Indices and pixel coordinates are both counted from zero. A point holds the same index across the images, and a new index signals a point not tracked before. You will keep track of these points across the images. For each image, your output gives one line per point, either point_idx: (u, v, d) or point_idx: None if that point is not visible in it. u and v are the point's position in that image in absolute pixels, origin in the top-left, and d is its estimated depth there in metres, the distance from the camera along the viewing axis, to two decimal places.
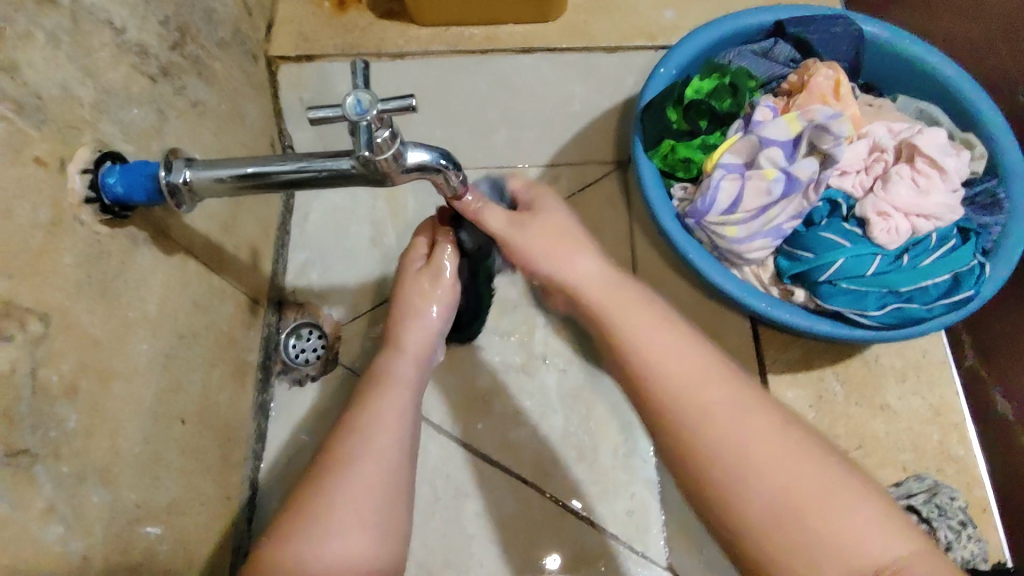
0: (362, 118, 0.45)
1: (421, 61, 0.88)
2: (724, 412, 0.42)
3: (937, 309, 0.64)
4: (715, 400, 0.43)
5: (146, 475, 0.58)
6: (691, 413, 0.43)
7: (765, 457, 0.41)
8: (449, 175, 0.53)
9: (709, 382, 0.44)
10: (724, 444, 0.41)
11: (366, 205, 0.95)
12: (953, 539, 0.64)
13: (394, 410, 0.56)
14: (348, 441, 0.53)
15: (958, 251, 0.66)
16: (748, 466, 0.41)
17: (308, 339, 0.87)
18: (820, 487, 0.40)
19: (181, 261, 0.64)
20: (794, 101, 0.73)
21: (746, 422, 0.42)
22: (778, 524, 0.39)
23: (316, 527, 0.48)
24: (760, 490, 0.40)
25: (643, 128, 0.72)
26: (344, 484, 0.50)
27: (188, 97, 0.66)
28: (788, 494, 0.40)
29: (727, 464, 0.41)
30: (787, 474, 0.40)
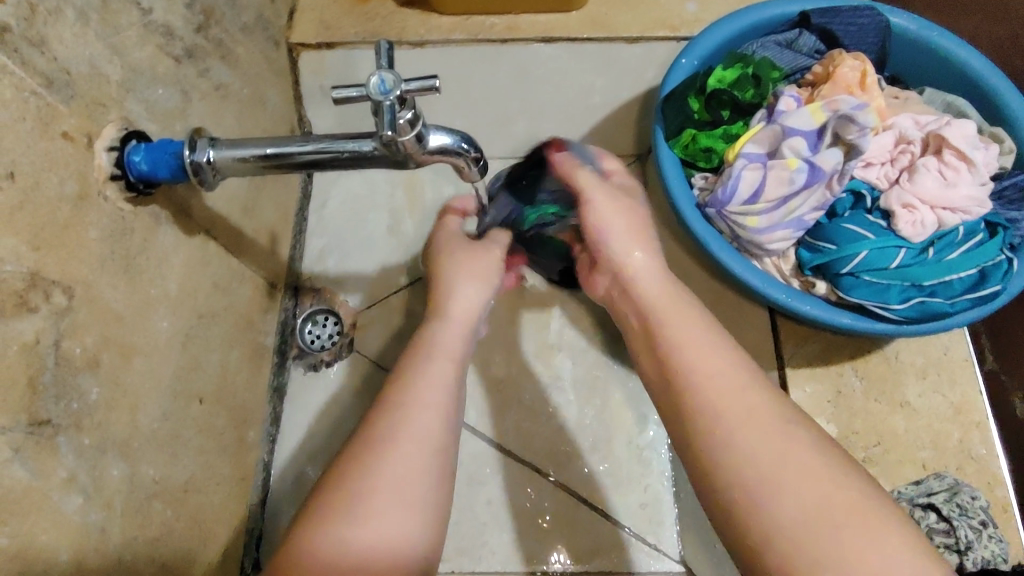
0: (386, 98, 0.45)
1: (438, 50, 0.88)
2: (761, 419, 0.43)
3: (961, 303, 0.62)
4: (754, 407, 0.44)
5: (164, 450, 0.58)
6: (734, 414, 0.43)
7: (802, 469, 0.40)
8: (470, 160, 0.54)
9: (747, 389, 0.45)
10: (762, 453, 0.41)
11: (384, 194, 0.97)
12: (973, 539, 0.62)
13: (435, 386, 0.52)
14: (387, 417, 0.49)
15: (984, 246, 0.64)
16: (780, 477, 0.40)
17: (323, 325, 0.89)
18: (849, 496, 0.39)
19: (201, 241, 0.65)
20: (819, 91, 0.72)
21: (787, 433, 0.42)
22: (802, 537, 0.38)
23: (361, 507, 0.44)
24: (794, 502, 0.39)
25: (665, 118, 0.71)
26: (395, 464, 0.46)
27: (211, 79, 0.67)
28: (821, 506, 0.39)
29: (764, 474, 0.41)
30: (824, 487, 0.40)
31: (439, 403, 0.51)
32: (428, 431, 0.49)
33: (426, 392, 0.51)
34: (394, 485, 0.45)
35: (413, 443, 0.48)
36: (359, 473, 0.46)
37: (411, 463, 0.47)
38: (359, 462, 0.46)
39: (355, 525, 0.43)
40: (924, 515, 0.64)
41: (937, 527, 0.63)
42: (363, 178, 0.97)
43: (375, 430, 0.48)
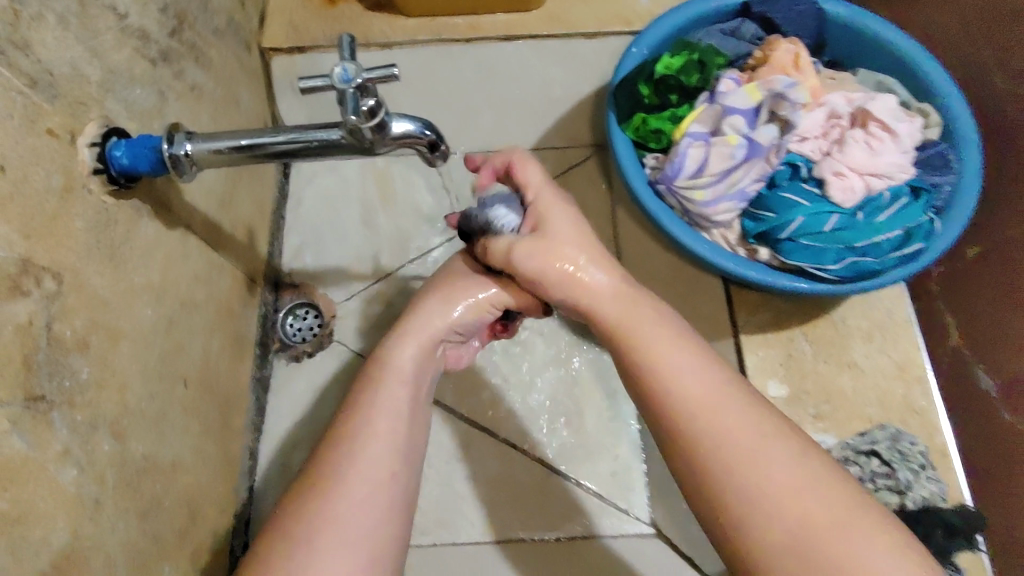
0: (348, 85, 0.49)
1: (406, 50, 0.94)
2: (753, 450, 0.46)
3: (888, 262, 0.67)
4: (745, 436, 0.47)
5: (152, 430, 0.62)
6: (722, 441, 0.47)
7: (789, 494, 0.45)
8: (434, 147, 0.57)
9: (734, 413, 0.48)
10: (749, 479, 0.46)
11: (357, 186, 1.02)
12: (912, 480, 0.66)
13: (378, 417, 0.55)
14: (331, 462, 0.52)
15: (910, 207, 0.69)
16: (768, 502, 0.45)
17: (304, 318, 0.94)
18: (830, 517, 0.44)
19: (182, 234, 0.68)
20: (756, 73, 0.76)
21: (776, 460, 0.46)
22: (790, 557, 0.44)
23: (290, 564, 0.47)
24: (783, 529, 0.44)
25: (616, 103, 0.75)
26: (341, 520, 0.49)
27: (185, 80, 0.71)
28: (807, 529, 0.44)
29: (754, 500, 0.45)
30: (810, 512, 0.44)
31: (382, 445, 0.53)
32: (368, 475, 0.52)
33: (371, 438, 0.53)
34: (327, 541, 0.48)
35: (352, 490, 0.51)
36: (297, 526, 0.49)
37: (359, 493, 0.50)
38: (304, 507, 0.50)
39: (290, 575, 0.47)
40: (867, 460, 0.68)
41: (880, 471, 0.67)
42: (337, 174, 1.02)
43: (332, 456, 0.52)
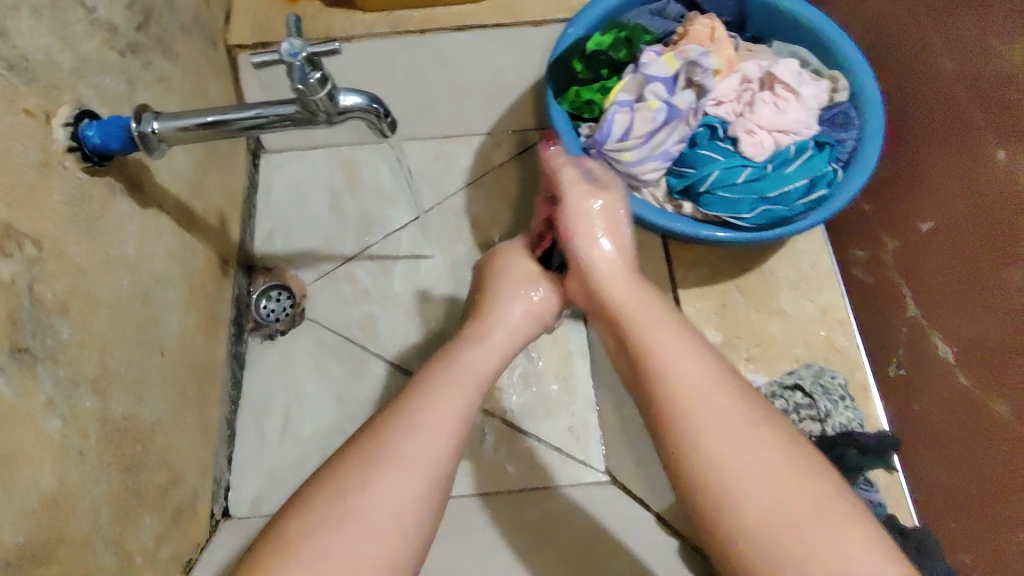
0: (295, 59, 0.54)
1: (365, 43, 0.97)
2: (734, 433, 0.47)
3: (797, 208, 0.73)
4: (724, 419, 0.47)
5: (132, 392, 0.67)
6: (700, 425, 0.47)
7: (769, 477, 0.45)
8: (381, 120, 0.63)
9: (717, 396, 0.49)
10: (729, 458, 0.46)
11: (325, 176, 1.08)
12: (831, 410, 0.73)
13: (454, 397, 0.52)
14: (404, 433, 0.48)
15: (814, 159, 0.75)
16: (746, 484, 0.45)
17: (277, 300, 0.99)
18: (807, 502, 0.44)
19: (155, 214, 0.73)
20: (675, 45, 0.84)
21: (758, 443, 0.47)
22: (767, 538, 0.43)
23: (348, 522, 0.45)
24: (756, 509, 0.44)
25: (554, 77, 0.82)
26: (395, 488, 0.46)
27: (154, 72, 0.76)
28: (781, 509, 0.44)
29: (730, 482, 0.45)
30: (785, 494, 0.44)
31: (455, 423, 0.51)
32: (433, 451, 0.49)
33: (444, 408, 0.51)
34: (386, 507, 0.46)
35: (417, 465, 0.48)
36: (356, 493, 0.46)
37: (424, 454, 0.48)
38: (370, 465, 0.47)
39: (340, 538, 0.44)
40: (791, 394, 0.75)
41: (802, 403, 0.74)
42: (305, 163, 1.08)
43: (387, 421, 0.50)
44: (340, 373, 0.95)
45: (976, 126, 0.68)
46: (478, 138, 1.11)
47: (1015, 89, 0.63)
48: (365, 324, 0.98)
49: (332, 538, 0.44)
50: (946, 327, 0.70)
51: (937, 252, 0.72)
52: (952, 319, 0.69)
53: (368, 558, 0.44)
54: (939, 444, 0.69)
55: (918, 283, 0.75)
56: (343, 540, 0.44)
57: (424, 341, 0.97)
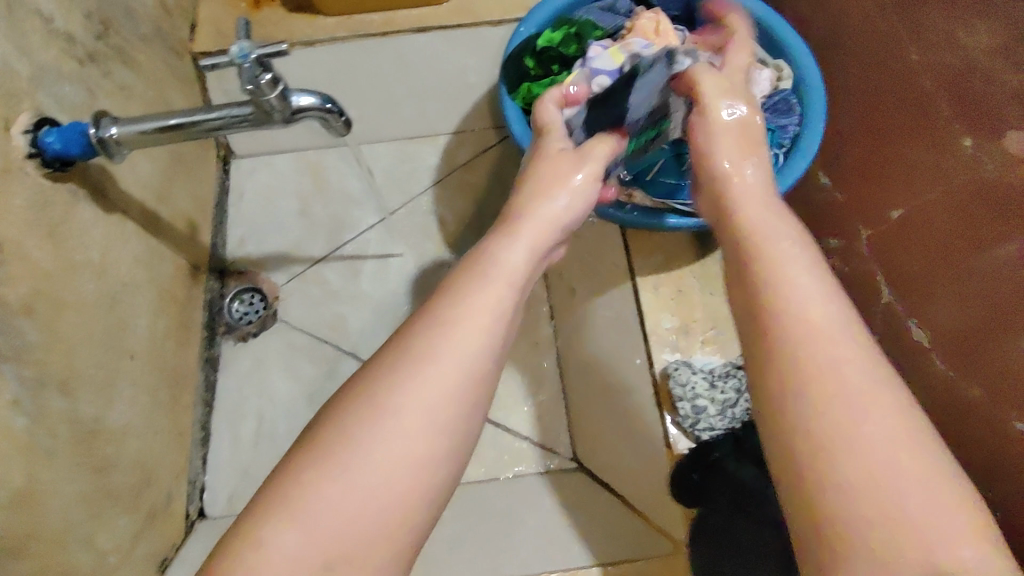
0: (244, 62, 0.56)
1: (329, 47, 0.98)
2: (859, 381, 0.40)
3: None
4: (847, 361, 0.41)
5: (102, 393, 0.68)
6: (820, 359, 0.41)
7: (885, 434, 0.38)
8: (334, 119, 0.65)
9: (840, 335, 0.42)
10: (842, 400, 0.39)
11: (294, 183, 1.09)
12: None
13: (483, 299, 0.46)
14: (428, 333, 0.44)
15: None
16: (858, 434, 0.38)
17: (249, 302, 1.01)
18: (917, 471, 0.37)
19: (119, 219, 0.75)
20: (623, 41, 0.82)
21: (877, 395, 0.40)
22: (867, 499, 0.37)
23: (368, 428, 0.40)
24: (860, 464, 0.38)
25: (506, 74, 0.85)
26: (418, 394, 0.41)
27: (114, 81, 0.78)
28: (888, 470, 0.37)
29: (846, 428, 0.39)
30: (893, 456, 0.38)
31: (488, 323, 0.45)
32: (459, 356, 0.43)
33: (472, 310, 0.45)
34: (409, 415, 0.41)
35: (442, 366, 0.42)
36: (372, 402, 0.41)
37: (447, 369, 0.42)
38: (392, 370, 0.42)
39: (361, 449, 0.40)
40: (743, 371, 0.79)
41: None
42: (273, 168, 1.10)
43: (406, 340, 0.44)
44: (311, 372, 0.97)
45: (942, 116, 0.71)
46: (444, 138, 1.13)
47: (978, 79, 0.66)
48: (336, 323, 1.01)
49: (359, 444, 0.40)
50: (928, 314, 0.76)
51: (916, 240, 0.77)
52: (931, 306, 0.76)
53: (382, 485, 0.39)
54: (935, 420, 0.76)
55: (891, 266, 0.82)
56: (358, 463, 0.39)
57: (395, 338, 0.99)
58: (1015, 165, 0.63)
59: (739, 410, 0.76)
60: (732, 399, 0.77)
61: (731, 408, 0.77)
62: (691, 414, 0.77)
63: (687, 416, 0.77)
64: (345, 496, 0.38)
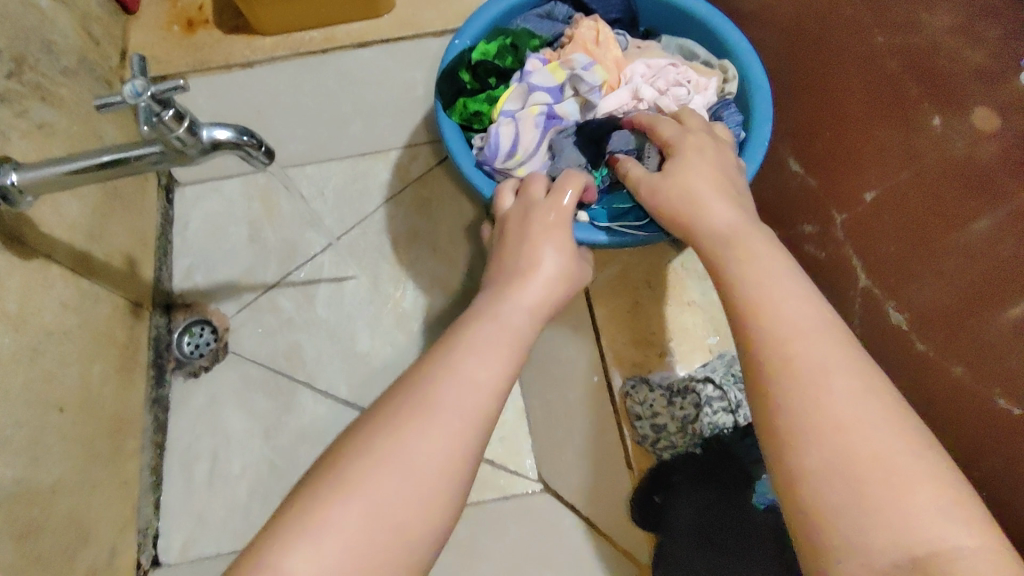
0: (138, 100, 0.53)
1: (269, 68, 0.99)
2: (828, 373, 0.42)
3: None
4: (813, 357, 0.42)
5: (23, 455, 0.65)
6: (786, 356, 0.43)
7: (854, 420, 0.39)
8: (253, 150, 0.61)
9: (811, 335, 0.44)
10: (807, 389, 0.41)
11: (242, 209, 1.04)
12: (742, 400, 0.72)
13: (481, 354, 0.47)
14: (419, 385, 0.45)
15: None
16: (825, 423, 0.40)
17: (200, 335, 0.97)
18: (885, 451, 0.38)
19: (42, 265, 0.72)
20: (563, 50, 0.83)
21: (850, 384, 0.41)
22: (839, 486, 0.38)
23: (359, 469, 0.40)
24: (827, 451, 0.39)
25: (441, 91, 0.81)
26: (408, 442, 0.41)
27: (31, 119, 0.74)
28: (852, 453, 0.39)
29: (820, 416, 0.40)
30: (862, 439, 0.39)
31: (485, 382, 0.46)
32: (454, 408, 0.43)
33: (466, 363, 0.46)
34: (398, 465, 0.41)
35: (438, 416, 0.43)
36: (366, 443, 0.42)
37: (455, 423, 0.43)
38: (390, 417, 0.43)
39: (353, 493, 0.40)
40: (702, 386, 0.73)
41: (714, 395, 0.72)
42: (220, 195, 1.05)
43: (425, 376, 0.45)
44: (266, 406, 0.93)
45: (910, 96, 0.66)
46: (395, 153, 1.06)
47: (943, 57, 0.62)
48: (288, 352, 0.96)
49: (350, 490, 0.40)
50: (906, 294, 0.69)
51: (889, 219, 0.70)
52: (911, 286, 0.69)
53: (383, 516, 0.39)
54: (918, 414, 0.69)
55: (867, 239, 0.74)
56: (380, 484, 0.40)
57: (349, 364, 0.96)
58: (984, 140, 0.59)
59: (697, 426, 0.72)
60: (691, 415, 0.72)
61: (690, 424, 0.72)
62: (651, 433, 0.73)
63: (648, 434, 0.73)
64: (361, 513, 0.39)
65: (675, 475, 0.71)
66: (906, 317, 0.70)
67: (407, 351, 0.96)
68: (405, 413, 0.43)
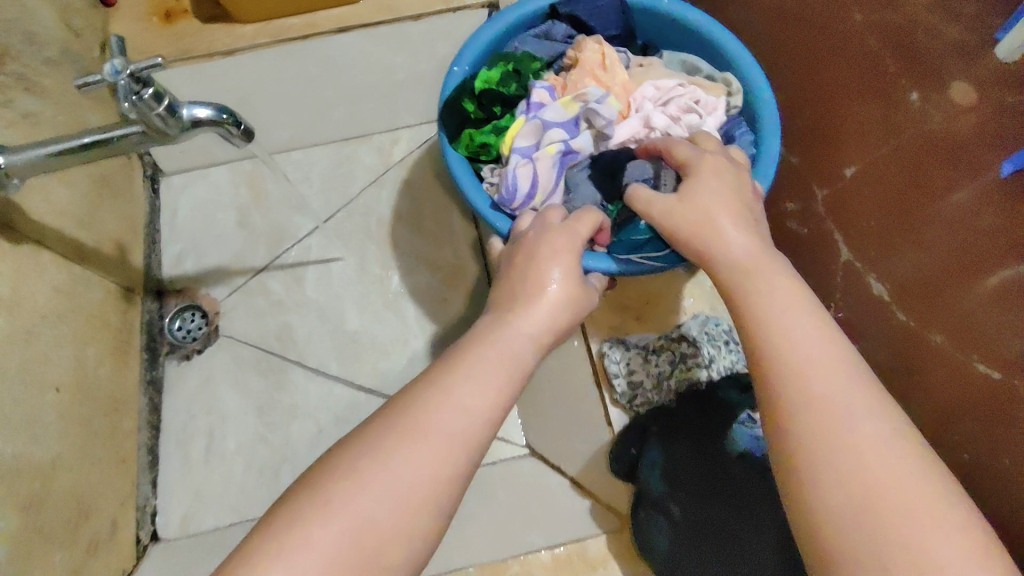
0: (117, 78, 0.55)
1: (250, 56, 0.95)
2: (848, 416, 0.42)
3: None
4: (836, 399, 0.43)
5: (22, 433, 0.67)
6: (808, 395, 0.43)
7: (875, 465, 0.40)
8: (232, 128, 0.63)
9: (832, 376, 0.44)
10: (828, 431, 0.41)
11: (229, 194, 1.06)
12: (715, 355, 0.75)
13: (476, 381, 0.46)
14: (410, 405, 0.44)
15: None
16: (847, 469, 0.40)
17: (192, 320, 0.99)
18: (905, 494, 0.39)
19: (33, 250, 0.74)
20: (569, 75, 0.77)
21: (869, 426, 0.41)
22: (861, 534, 0.38)
23: (336, 493, 0.41)
24: (849, 500, 0.39)
25: (443, 123, 0.75)
26: (389, 467, 0.41)
27: (16, 109, 0.76)
28: (873, 499, 0.39)
29: (841, 461, 0.40)
30: (882, 484, 0.39)
31: (476, 411, 0.45)
32: (440, 435, 0.43)
33: (459, 393, 0.45)
34: (378, 491, 0.41)
35: (423, 444, 0.42)
36: (350, 460, 0.42)
37: (440, 449, 0.43)
38: (376, 437, 0.43)
39: (330, 518, 0.40)
40: (675, 343, 0.76)
41: (687, 351, 0.75)
42: (207, 182, 1.07)
43: (416, 398, 0.45)
44: (258, 386, 0.95)
45: (889, 72, 0.70)
46: (377, 137, 1.10)
47: (921, 34, 0.67)
48: (280, 333, 0.98)
49: (329, 514, 0.40)
50: (890, 264, 0.70)
51: (874, 191, 0.72)
52: (895, 256, 0.70)
53: (360, 540, 0.40)
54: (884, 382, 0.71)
55: (842, 209, 0.75)
56: (355, 509, 0.40)
57: (337, 343, 0.98)
58: (962, 114, 0.65)
59: (671, 382, 0.75)
60: (665, 371, 0.76)
61: (665, 381, 0.75)
62: (628, 390, 0.76)
63: (624, 393, 0.76)
64: (339, 536, 0.39)
65: (652, 425, 0.73)
66: (890, 287, 0.70)
67: (395, 328, 0.98)
68: (392, 432, 0.43)
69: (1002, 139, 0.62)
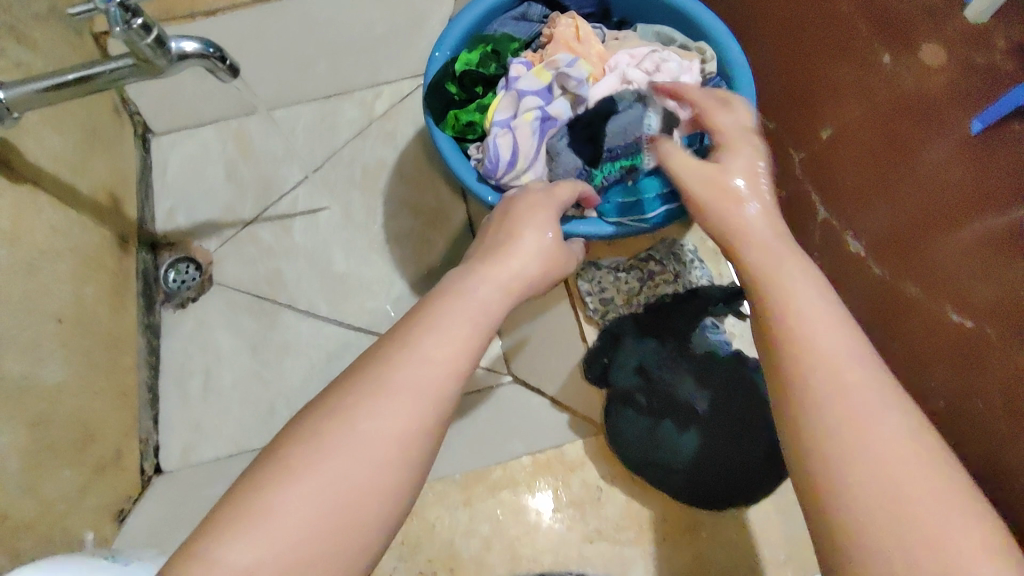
0: (108, 6, 0.59)
1: (232, 16, 0.98)
2: (861, 403, 0.40)
3: None
4: (854, 388, 0.40)
5: (27, 354, 0.71)
6: (824, 380, 0.41)
7: (892, 456, 0.38)
8: (217, 62, 0.67)
9: (844, 360, 0.42)
10: (840, 417, 0.39)
11: (217, 151, 1.10)
12: (681, 271, 0.82)
13: (450, 336, 0.46)
14: (385, 353, 0.44)
15: None
16: (862, 458, 0.38)
17: (186, 272, 1.03)
18: (925, 487, 0.37)
19: (30, 190, 0.77)
20: (544, 51, 0.77)
21: (884, 416, 0.39)
22: (881, 527, 0.36)
23: (312, 447, 0.40)
24: (870, 492, 0.37)
25: (428, 105, 0.76)
26: (362, 421, 0.41)
27: (9, 58, 0.80)
28: (894, 489, 0.37)
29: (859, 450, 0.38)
30: (900, 476, 0.37)
31: (447, 362, 0.45)
32: (413, 387, 0.43)
33: (430, 351, 0.44)
34: (356, 448, 0.40)
35: (395, 397, 0.42)
36: (328, 414, 0.42)
37: (417, 393, 0.43)
38: (352, 385, 0.43)
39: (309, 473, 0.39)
40: (644, 261, 0.83)
41: (655, 269, 0.82)
42: (195, 140, 1.11)
43: (393, 349, 0.45)
44: (252, 327, 1.00)
45: (860, 35, 0.64)
46: (359, 92, 1.12)
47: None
48: (272, 278, 1.03)
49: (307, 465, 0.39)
50: (861, 224, 0.71)
51: (851, 150, 0.70)
52: (868, 211, 0.70)
53: (340, 497, 0.39)
54: (863, 330, 0.73)
55: (823, 170, 0.76)
56: (331, 463, 0.40)
57: (326, 286, 1.02)
58: (933, 73, 0.58)
59: (641, 297, 0.82)
60: (636, 287, 0.82)
61: (635, 296, 0.82)
62: (600, 306, 0.82)
63: (597, 309, 0.82)
64: (316, 490, 0.39)
65: (624, 330, 0.79)
66: (861, 243, 0.72)
67: (382, 272, 1.03)
68: (366, 378, 0.43)
69: (970, 99, 0.55)
